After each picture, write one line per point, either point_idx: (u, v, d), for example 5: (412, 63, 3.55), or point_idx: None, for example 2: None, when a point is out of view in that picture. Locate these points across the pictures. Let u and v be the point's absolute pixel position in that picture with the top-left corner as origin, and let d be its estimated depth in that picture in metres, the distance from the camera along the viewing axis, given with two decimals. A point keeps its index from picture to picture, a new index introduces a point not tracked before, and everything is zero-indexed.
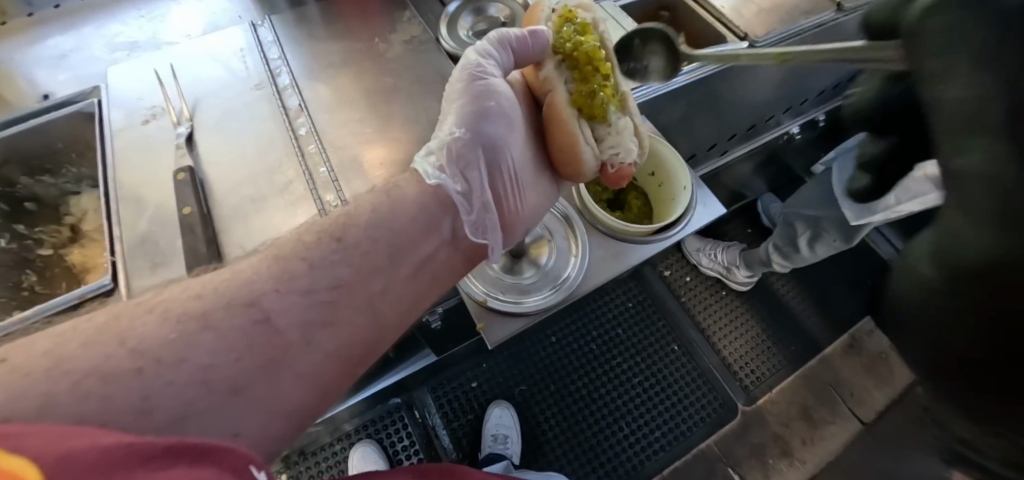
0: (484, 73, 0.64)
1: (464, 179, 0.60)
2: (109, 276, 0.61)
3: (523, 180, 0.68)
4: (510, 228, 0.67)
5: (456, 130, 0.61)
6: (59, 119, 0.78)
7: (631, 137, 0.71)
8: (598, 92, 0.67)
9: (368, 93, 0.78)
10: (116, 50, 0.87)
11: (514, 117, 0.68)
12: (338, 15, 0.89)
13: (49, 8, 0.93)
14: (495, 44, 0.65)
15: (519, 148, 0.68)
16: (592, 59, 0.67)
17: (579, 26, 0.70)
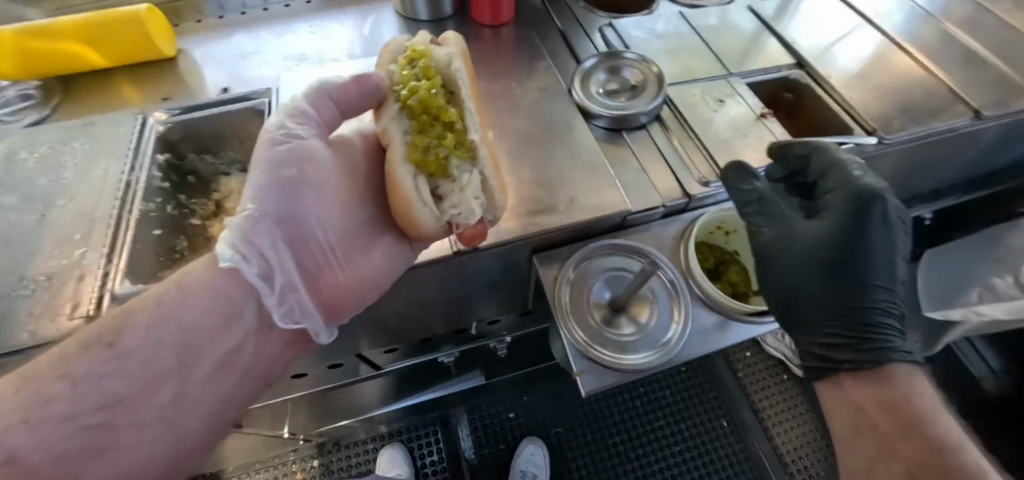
0: (296, 132, 0.65)
1: (264, 252, 0.59)
2: None
3: (343, 244, 0.68)
4: (338, 296, 0.68)
5: (252, 205, 0.60)
6: (234, 111, 0.91)
7: (480, 193, 0.67)
8: (434, 147, 0.65)
9: (500, 134, 0.85)
10: (288, 59, 1.00)
11: (336, 178, 0.68)
12: (479, 58, 0.98)
13: (236, 14, 1.08)
14: (308, 100, 0.68)
15: (339, 213, 0.68)
16: (428, 107, 0.66)
17: (421, 69, 0.68)
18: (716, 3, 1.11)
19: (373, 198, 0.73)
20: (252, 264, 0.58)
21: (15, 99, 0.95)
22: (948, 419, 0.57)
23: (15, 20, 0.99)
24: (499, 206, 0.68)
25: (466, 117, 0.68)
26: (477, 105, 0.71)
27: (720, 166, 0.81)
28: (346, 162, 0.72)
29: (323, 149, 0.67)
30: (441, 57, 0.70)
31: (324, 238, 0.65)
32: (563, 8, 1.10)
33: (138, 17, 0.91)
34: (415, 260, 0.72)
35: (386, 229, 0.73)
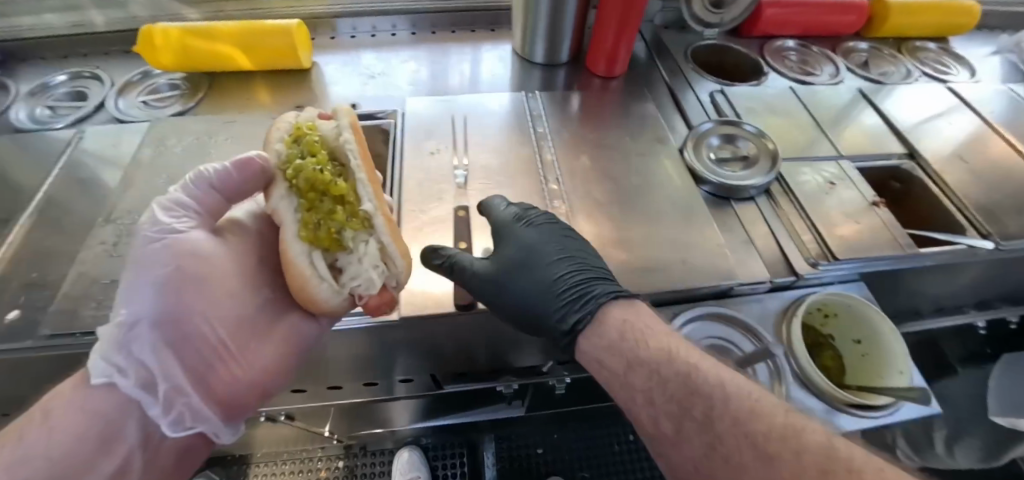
0: (176, 227, 0.59)
1: (143, 361, 0.52)
2: None
3: (236, 334, 0.61)
4: (239, 392, 0.60)
5: (118, 315, 0.53)
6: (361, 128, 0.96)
7: (380, 261, 0.63)
8: (325, 221, 0.59)
9: (611, 187, 0.87)
10: (412, 84, 1.06)
11: (230, 270, 0.62)
12: (586, 108, 1.02)
13: (366, 35, 1.16)
14: (186, 185, 0.62)
15: (230, 303, 0.61)
16: (316, 188, 0.58)
17: (306, 145, 0.61)
18: (824, 83, 1.13)
19: (267, 281, 0.66)
20: (129, 376, 0.51)
21: (164, 87, 1.05)
22: (666, 330, 0.58)
23: (174, 18, 1.09)
24: (400, 275, 0.64)
25: (357, 190, 0.61)
26: (372, 175, 0.63)
27: (833, 251, 0.81)
28: (238, 245, 0.65)
29: (206, 239, 0.61)
30: (329, 130, 0.63)
31: (215, 334, 0.58)
32: (674, 68, 1.14)
33: (289, 31, 0.98)
34: (316, 337, 0.69)
35: (285, 311, 0.67)
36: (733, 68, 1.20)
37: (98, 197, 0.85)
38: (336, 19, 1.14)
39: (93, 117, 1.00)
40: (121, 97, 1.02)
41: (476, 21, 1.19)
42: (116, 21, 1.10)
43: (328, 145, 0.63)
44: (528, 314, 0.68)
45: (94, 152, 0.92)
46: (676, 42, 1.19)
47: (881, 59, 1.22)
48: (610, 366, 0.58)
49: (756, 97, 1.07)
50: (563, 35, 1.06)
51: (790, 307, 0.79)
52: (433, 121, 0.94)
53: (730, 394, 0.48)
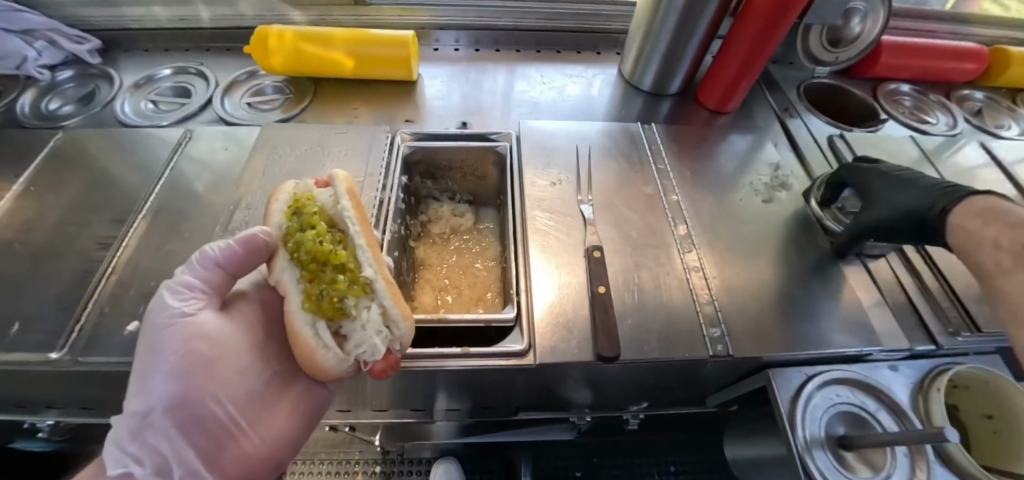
0: (185, 310, 0.59)
1: (158, 449, 0.54)
2: (513, 309, 0.70)
3: (246, 410, 0.62)
4: (250, 467, 0.61)
5: (132, 404, 0.55)
6: (474, 148, 0.93)
7: (384, 326, 0.60)
8: (327, 292, 0.57)
9: (738, 233, 0.83)
10: (521, 105, 1.04)
11: (241, 347, 0.63)
12: (699, 143, 0.99)
13: (470, 49, 1.14)
14: (192, 265, 0.62)
15: (240, 380, 0.61)
16: (317, 258, 0.57)
17: (305, 216, 0.61)
18: (941, 133, 1.08)
19: (275, 351, 0.66)
20: (146, 464, 0.53)
21: (269, 89, 1.03)
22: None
23: (281, 20, 1.08)
24: (405, 337, 0.61)
25: (357, 255, 0.61)
26: (371, 237, 0.63)
27: (975, 324, 0.78)
28: (246, 319, 0.66)
29: (216, 319, 0.61)
30: (325, 199, 0.64)
31: (226, 415, 0.59)
32: (786, 104, 1.09)
33: (404, 42, 0.96)
34: (325, 403, 0.69)
35: (292, 380, 0.67)
36: (843, 110, 1.16)
37: (210, 202, 0.84)
38: (440, 31, 1.12)
39: (198, 116, 0.98)
40: (226, 96, 1.01)
41: (580, 42, 1.16)
42: (222, 18, 1.09)
43: (327, 216, 0.63)
44: (896, 214, 0.70)
45: (204, 155, 0.91)
46: (784, 78, 1.15)
47: (998, 110, 1.17)
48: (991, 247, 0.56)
49: (878, 143, 1.02)
50: (677, 66, 1.03)
51: (929, 376, 0.74)
52: (551, 146, 0.92)
53: None
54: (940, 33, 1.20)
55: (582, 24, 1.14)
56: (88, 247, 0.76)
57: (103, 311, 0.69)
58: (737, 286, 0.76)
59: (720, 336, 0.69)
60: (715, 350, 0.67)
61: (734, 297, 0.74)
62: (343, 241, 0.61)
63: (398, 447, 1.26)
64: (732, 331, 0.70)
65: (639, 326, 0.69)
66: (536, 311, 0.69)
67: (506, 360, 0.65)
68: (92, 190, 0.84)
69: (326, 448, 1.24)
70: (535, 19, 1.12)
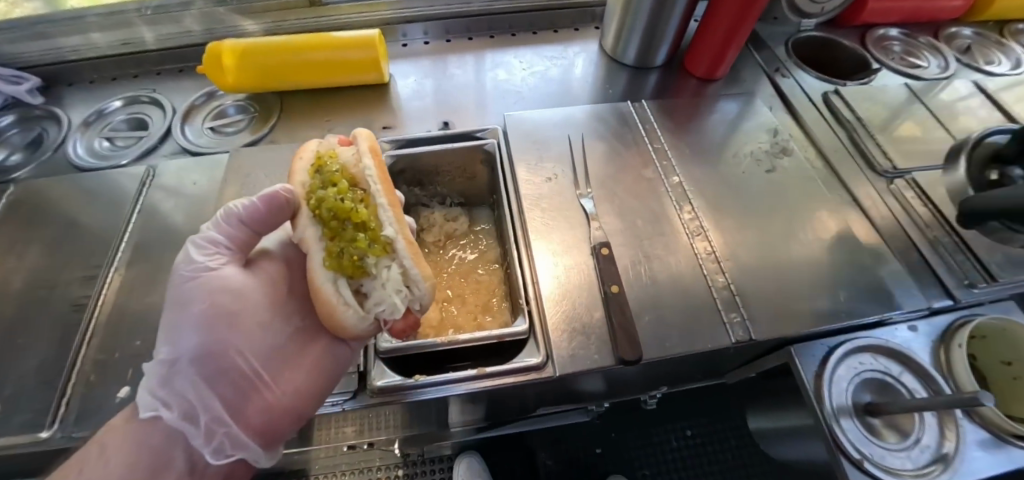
0: (210, 264, 0.61)
1: (184, 394, 0.54)
2: (525, 322, 0.66)
3: (269, 363, 0.62)
4: (274, 418, 0.60)
5: (160, 351, 0.56)
6: (460, 149, 0.87)
7: (403, 286, 0.61)
8: (347, 250, 0.58)
9: (743, 208, 0.80)
10: (503, 96, 0.98)
11: (262, 303, 0.63)
12: (694, 115, 0.95)
13: (440, 41, 1.07)
14: (219, 221, 0.63)
15: (262, 333, 0.62)
16: (339, 215, 0.59)
17: (327, 174, 0.63)
18: (935, 77, 1.05)
19: (296, 310, 0.66)
20: (174, 409, 0.53)
21: (231, 110, 0.96)
22: None
23: (234, 32, 1.00)
24: (426, 297, 0.63)
25: (378, 213, 0.62)
26: (393, 197, 0.64)
27: (989, 272, 0.76)
28: (266, 277, 0.66)
29: (238, 274, 0.63)
30: (347, 158, 0.66)
31: (250, 365, 0.59)
32: (776, 63, 1.05)
33: (371, 43, 0.89)
34: (346, 362, 0.64)
35: (315, 336, 0.66)
36: (832, 63, 1.12)
37: None
38: (407, 25, 1.04)
39: (159, 149, 0.91)
40: (186, 124, 0.94)
41: (556, 20, 1.10)
42: (169, 37, 1.00)
43: (348, 175, 0.64)
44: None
45: (173, 193, 0.84)
46: (771, 34, 1.10)
47: (988, 46, 1.14)
48: None
49: (874, 95, 0.99)
50: (662, 36, 0.97)
51: (948, 332, 0.74)
52: (540, 138, 0.87)
53: None
54: None
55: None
56: (63, 311, 0.71)
57: (89, 380, 0.64)
58: (751, 264, 0.73)
59: (739, 321, 0.67)
60: (735, 334, 0.65)
61: (750, 276, 0.72)
62: (365, 198, 0.62)
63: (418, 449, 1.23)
64: (751, 314, 0.68)
65: (658, 322, 0.66)
66: (550, 320, 0.66)
67: (525, 376, 0.63)
68: (57, 246, 0.78)
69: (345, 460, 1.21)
70: (507, 1, 1.05)
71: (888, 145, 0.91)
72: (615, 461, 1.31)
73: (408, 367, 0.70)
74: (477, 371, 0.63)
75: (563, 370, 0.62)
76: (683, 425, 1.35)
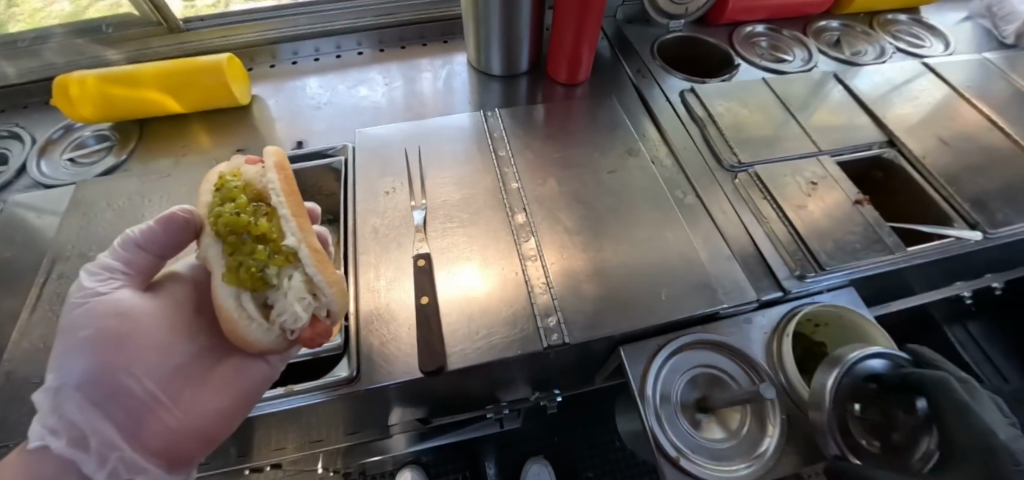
0: (100, 290, 0.55)
1: (75, 421, 0.48)
2: (341, 337, 0.66)
3: (170, 385, 0.57)
4: (177, 441, 0.56)
5: (47, 378, 0.50)
6: (310, 168, 0.88)
7: (308, 294, 0.56)
8: (247, 265, 0.53)
9: (584, 212, 0.81)
10: (363, 112, 0.99)
11: (162, 322, 0.58)
12: (553, 120, 0.96)
13: (309, 60, 1.08)
14: (119, 247, 0.59)
15: (163, 354, 0.57)
16: (236, 228, 0.52)
17: (225, 191, 0.56)
18: (797, 70, 1.08)
19: (202, 328, 0.62)
20: (61, 437, 0.47)
21: (92, 140, 0.96)
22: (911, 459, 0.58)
23: (96, 62, 1.00)
24: (334, 304, 0.58)
25: (280, 224, 0.55)
26: (300, 207, 0.58)
27: (819, 261, 0.77)
28: (168, 300, 0.60)
29: (136, 298, 0.57)
30: (251, 172, 0.58)
31: (148, 388, 0.54)
32: (639, 65, 1.07)
33: (221, 68, 0.90)
34: (260, 379, 0.61)
35: (223, 355, 0.62)
36: (701, 61, 1.15)
37: (24, 279, 0.77)
38: (275, 45, 1.06)
39: (15, 183, 0.91)
40: (43, 158, 0.94)
41: (426, 33, 1.12)
42: (30, 71, 1.00)
43: (256, 189, 0.58)
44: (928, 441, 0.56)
45: (16, 228, 0.83)
46: (641, 37, 1.12)
47: (854, 37, 1.18)
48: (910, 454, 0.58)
49: (731, 93, 1.02)
50: (519, 43, 0.99)
51: (780, 323, 0.75)
52: (387, 153, 0.88)
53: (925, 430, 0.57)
54: None
55: (420, 14, 1.10)
56: None
57: None
58: (580, 266, 0.74)
59: (556, 325, 0.67)
60: (548, 339, 0.66)
61: (573, 281, 0.72)
62: (272, 214, 0.56)
63: (358, 467, 1.23)
64: (568, 317, 0.68)
65: (473, 330, 0.67)
66: (366, 336, 0.67)
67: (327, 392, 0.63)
68: None
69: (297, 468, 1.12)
70: (372, 17, 1.07)
71: (737, 141, 0.92)
72: (557, 464, 1.32)
73: None
74: (283, 390, 0.63)
75: (373, 383, 0.62)
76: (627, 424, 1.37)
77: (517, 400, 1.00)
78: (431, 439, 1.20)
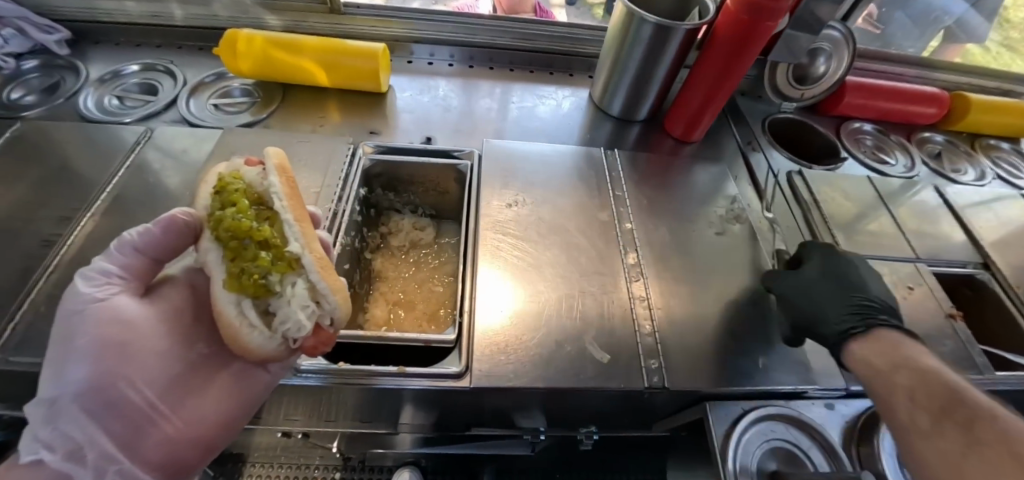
0: (98, 295, 0.51)
1: (72, 435, 0.45)
2: (455, 331, 0.70)
3: (170, 394, 0.54)
4: (177, 451, 0.53)
5: (43, 389, 0.46)
6: (436, 165, 0.93)
7: (309, 301, 0.53)
8: (247, 271, 0.49)
9: (687, 265, 0.84)
10: (487, 123, 1.05)
11: (160, 331, 0.54)
12: (661, 168, 1.01)
13: (444, 65, 1.16)
14: (112, 250, 0.54)
15: (163, 362, 0.53)
16: (237, 233, 0.49)
17: (226, 194, 0.52)
18: (899, 175, 1.12)
19: (201, 335, 0.58)
20: (57, 450, 0.45)
21: (236, 92, 1.05)
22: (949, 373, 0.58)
23: (256, 23, 1.08)
24: (337, 311, 0.56)
25: (282, 229, 0.53)
26: (303, 212, 0.56)
27: None
28: (166, 306, 0.56)
29: (135, 305, 0.53)
30: (253, 176, 0.55)
31: (147, 398, 0.50)
32: (750, 137, 1.12)
33: (375, 55, 0.97)
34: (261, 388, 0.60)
35: (220, 364, 0.59)
36: (806, 144, 1.20)
37: (161, 206, 0.83)
38: (415, 44, 1.14)
39: (161, 114, 0.99)
40: (192, 97, 1.02)
41: (553, 63, 1.20)
42: (195, 17, 1.09)
43: (255, 196, 0.54)
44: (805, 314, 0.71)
45: (157, 159, 0.90)
46: (752, 111, 1.18)
47: (955, 154, 1.21)
48: (870, 365, 0.63)
49: (834, 182, 1.05)
50: (646, 94, 1.04)
51: (857, 419, 0.74)
52: (511, 166, 0.94)
53: (932, 375, 0.57)
54: (909, 76, 1.26)
55: (553, 44, 1.16)
56: (31, 245, 0.76)
57: (38, 311, 0.68)
58: (682, 315, 0.77)
59: (657, 367, 0.70)
60: (651, 380, 0.68)
61: (675, 328, 0.75)
62: (269, 219, 0.53)
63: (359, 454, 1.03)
64: (669, 363, 0.71)
65: (577, 353, 0.69)
66: (480, 337, 0.70)
67: (378, 381, 0.66)
68: (45, 185, 0.84)
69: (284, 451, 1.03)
70: (509, 39, 1.15)
71: (839, 230, 0.96)
72: None
73: (340, 354, 0.72)
74: (397, 369, 0.66)
75: (482, 383, 0.65)
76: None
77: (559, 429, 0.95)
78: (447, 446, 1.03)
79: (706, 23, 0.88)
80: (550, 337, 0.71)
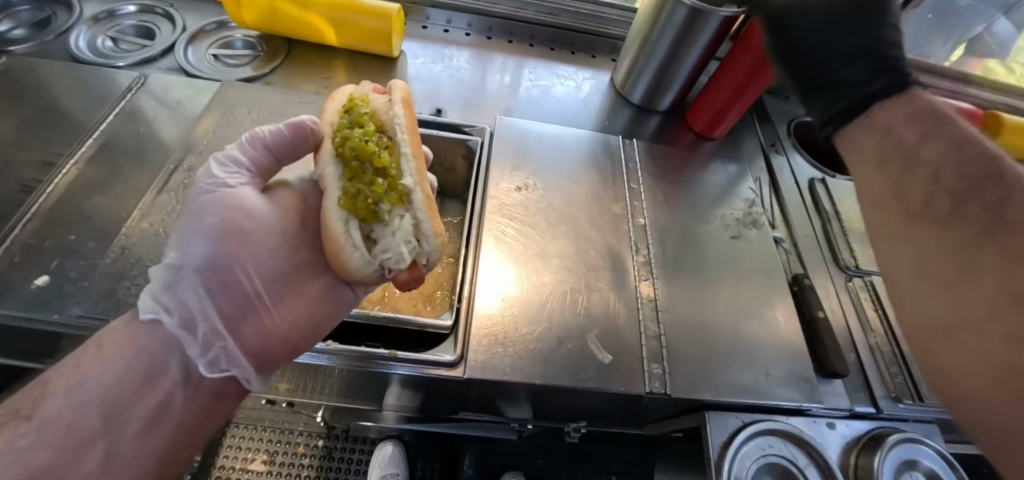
0: (228, 181, 0.54)
1: (188, 302, 0.48)
2: (450, 317, 0.67)
3: (275, 288, 0.55)
4: (271, 345, 0.54)
5: (171, 256, 0.49)
6: (443, 138, 0.88)
7: (413, 239, 0.54)
8: (365, 192, 0.50)
9: (698, 269, 0.80)
10: (503, 99, 1.00)
11: (276, 228, 0.55)
12: (679, 163, 0.96)
13: (461, 33, 1.09)
14: (246, 143, 0.56)
15: (273, 257, 0.55)
16: (362, 154, 0.51)
17: (355, 115, 0.55)
18: None
19: (305, 241, 0.58)
20: (174, 314, 0.47)
21: (238, 43, 0.98)
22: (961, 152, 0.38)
23: None
24: (434, 253, 0.56)
25: (399, 161, 0.54)
26: (419, 149, 0.57)
27: (918, 392, 0.76)
28: (280, 208, 0.57)
29: (255, 198, 0.55)
30: (380, 104, 0.57)
31: (256, 286, 0.52)
32: (773, 139, 1.08)
33: (389, 16, 0.90)
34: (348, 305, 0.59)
35: (319, 271, 0.59)
36: (829, 152, 1.15)
37: (151, 159, 0.79)
38: (431, 8, 1.07)
39: (157, 61, 0.93)
40: (190, 45, 0.96)
41: (576, 42, 1.13)
42: None
43: (381, 125, 0.56)
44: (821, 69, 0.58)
45: (150, 108, 0.85)
46: (778, 111, 1.13)
47: None
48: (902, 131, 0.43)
49: None
50: (669, 84, 0.99)
51: (859, 439, 0.71)
52: (522, 145, 0.90)
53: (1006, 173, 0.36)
54: (945, 90, 1.20)
55: (577, 22, 1.10)
56: (9, 190, 0.71)
57: (12, 260, 0.64)
58: (688, 319, 0.74)
59: (659, 372, 0.67)
60: (651, 384, 0.65)
61: (681, 332, 0.72)
62: (390, 150, 0.54)
63: (344, 423, 0.99)
64: (673, 369, 0.68)
65: (576, 351, 0.66)
66: (476, 324, 0.66)
67: (371, 364, 0.63)
68: (27, 127, 0.79)
69: (270, 413, 0.97)
70: (532, 11, 1.08)
71: (857, 243, 0.93)
72: None
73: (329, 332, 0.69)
74: (387, 353, 0.63)
75: (477, 373, 0.62)
76: (610, 468, 1.09)
77: (546, 420, 0.92)
78: (432, 422, 1.01)
79: (747, 12, 0.82)
80: (551, 332, 0.67)
